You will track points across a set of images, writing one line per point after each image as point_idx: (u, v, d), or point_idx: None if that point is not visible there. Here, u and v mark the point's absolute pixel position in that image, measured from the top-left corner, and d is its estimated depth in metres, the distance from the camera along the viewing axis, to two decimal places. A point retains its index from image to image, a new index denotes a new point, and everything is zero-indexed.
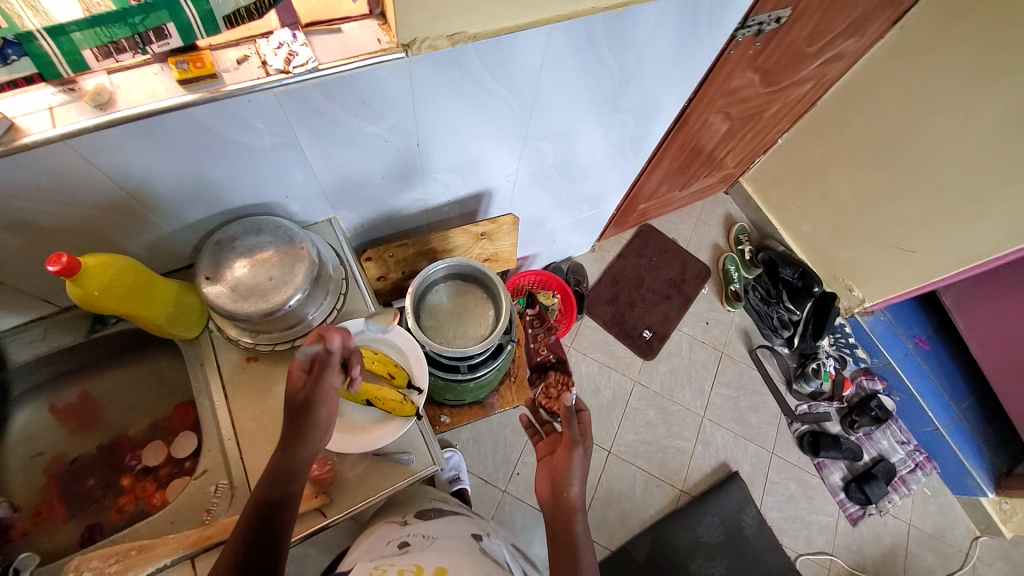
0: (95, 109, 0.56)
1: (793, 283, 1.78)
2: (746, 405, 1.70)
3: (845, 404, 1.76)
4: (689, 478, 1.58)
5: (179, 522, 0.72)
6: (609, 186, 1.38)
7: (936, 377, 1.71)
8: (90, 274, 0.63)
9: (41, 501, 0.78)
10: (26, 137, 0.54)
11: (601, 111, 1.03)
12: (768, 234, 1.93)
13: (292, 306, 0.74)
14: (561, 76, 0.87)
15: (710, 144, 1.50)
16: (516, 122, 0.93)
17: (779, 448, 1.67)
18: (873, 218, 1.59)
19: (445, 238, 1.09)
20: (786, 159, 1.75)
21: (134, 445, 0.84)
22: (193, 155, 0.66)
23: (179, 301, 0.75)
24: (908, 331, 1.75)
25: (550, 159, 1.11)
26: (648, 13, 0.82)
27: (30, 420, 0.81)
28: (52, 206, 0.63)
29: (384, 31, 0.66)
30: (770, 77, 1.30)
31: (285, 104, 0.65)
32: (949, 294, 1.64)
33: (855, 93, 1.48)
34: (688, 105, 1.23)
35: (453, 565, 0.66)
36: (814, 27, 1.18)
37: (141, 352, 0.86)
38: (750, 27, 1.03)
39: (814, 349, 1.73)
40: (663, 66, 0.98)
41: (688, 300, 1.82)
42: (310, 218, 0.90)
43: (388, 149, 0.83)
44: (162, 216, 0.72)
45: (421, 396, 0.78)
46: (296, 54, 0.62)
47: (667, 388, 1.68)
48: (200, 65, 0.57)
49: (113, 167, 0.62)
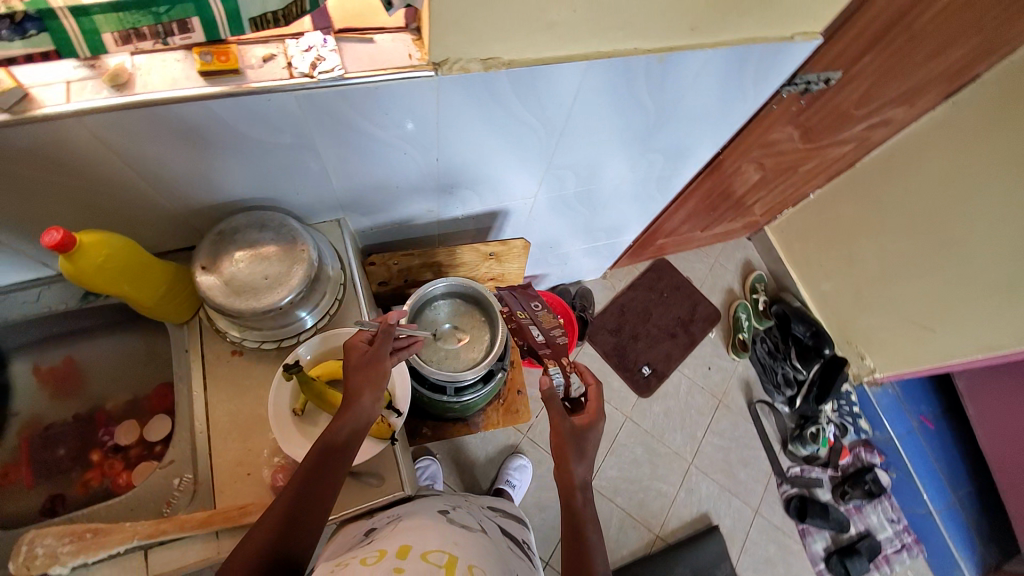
0: (111, 89, 0.56)
1: (803, 341, 1.73)
2: (736, 458, 1.65)
3: (839, 473, 1.67)
4: (666, 524, 1.54)
5: (138, 511, 0.73)
6: (628, 219, 1.36)
7: (935, 458, 1.71)
8: (84, 251, 0.63)
9: (11, 462, 0.82)
10: (39, 108, 0.55)
11: (631, 149, 1.00)
12: (785, 287, 1.88)
13: (284, 308, 0.73)
14: (595, 110, 0.84)
15: (740, 191, 1.46)
16: (543, 148, 0.90)
17: (764, 508, 1.61)
18: (895, 290, 1.54)
19: (453, 254, 1.08)
20: (814, 214, 1.69)
21: (109, 421, 0.87)
22: (207, 144, 0.65)
23: (171, 284, 0.75)
24: (915, 409, 1.75)
25: (572, 188, 1.08)
26: (694, 61, 0.80)
27: (14, 379, 0.85)
28: (59, 177, 0.64)
29: (417, 47, 0.65)
30: (811, 133, 1.25)
31: (306, 107, 0.64)
32: (962, 379, 1.66)
33: (895, 162, 1.43)
34: (723, 150, 1.19)
35: (419, 540, 0.60)
36: (865, 90, 1.13)
37: (134, 327, 0.88)
38: (796, 85, 1.00)
39: (815, 413, 1.68)
40: (703, 111, 0.95)
41: (693, 343, 1.77)
42: (316, 216, 0.88)
43: (406, 160, 0.81)
44: (167, 198, 0.72)
45: (399, 419, 0.77)
46: (324, 60, 0.61)
47: (658, 429, 1.64)
48: (224, 59, 0.58)
49: (124, 147, 0.62)
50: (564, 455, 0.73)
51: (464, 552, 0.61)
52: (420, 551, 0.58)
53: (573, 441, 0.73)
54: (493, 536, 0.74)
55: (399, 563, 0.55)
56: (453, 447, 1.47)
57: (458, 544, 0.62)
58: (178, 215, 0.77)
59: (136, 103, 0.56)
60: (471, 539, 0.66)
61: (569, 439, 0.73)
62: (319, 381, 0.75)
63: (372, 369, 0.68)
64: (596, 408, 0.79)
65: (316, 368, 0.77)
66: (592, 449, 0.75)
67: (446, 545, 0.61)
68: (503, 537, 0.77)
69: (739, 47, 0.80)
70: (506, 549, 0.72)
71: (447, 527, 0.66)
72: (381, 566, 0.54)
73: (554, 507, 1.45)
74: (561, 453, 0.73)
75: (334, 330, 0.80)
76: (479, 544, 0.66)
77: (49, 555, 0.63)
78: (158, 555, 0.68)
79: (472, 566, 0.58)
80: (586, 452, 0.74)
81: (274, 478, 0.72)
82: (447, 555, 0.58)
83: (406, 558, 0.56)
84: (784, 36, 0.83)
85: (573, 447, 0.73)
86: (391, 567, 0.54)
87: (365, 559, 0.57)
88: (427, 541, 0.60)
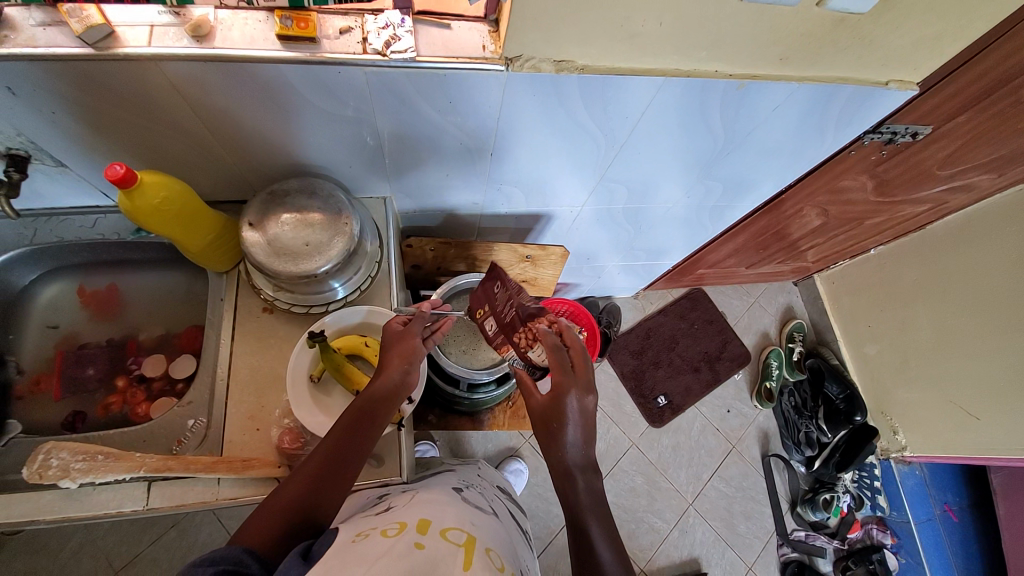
0: (192, 39, 0.58)
1: (834, 402, 1.63)
2: (739, 509, 1.58)
3: (845, 547, 1.59)
4: (653, 561, 1.48)
5: (149, 444, 0.76)
6: (673, 244, 1.31)
7: (953, 555, 1.58)
8: (145, 189, 0.65)
9: (44, 372, 0.87)
10: (121, 47, 0.57)
11: (689, 173, 0.96)
12: (826, 341, 1.78)
13: (320, 275, 0.75)
14: (660, 130, 0.81)
15: (795, 234, 1.39)
16: (598, 159, 0.88)
17: (758, 566, 1.54)
18: (944, 367, 1.44)
19: (489, 250, 1.08)
20: (870, 271, 1.59)
21: (140, 351, 0.91)
22: (271, 104, 0.66)
23: (218, 234, 0.77)
24: (940, 496, 1.63)
25: (620, 204, 1.06)
26: (775, 92, 0.75)
27: (62, 294, 0.90)
28: (130, 116, 0.66)
29: (492, 39, 0.64)
30: (886, 187, 1.18)
31: (373, 84, 0.64)
32: (998, 476, 1.55)
33: (972, 233, 1.32)
34: (787, 190, 1.13)
35: (438, 517, 0.56)
36: (953, 151, 1.04)
37: (180, 267, 0.92)
38: (881, 134, 0.94)
39: (832, 479, 1.60)
40: (774, 146, 0.90)
41: (716, 381, 1.71)
42: (362, 191, 0.89)
43: (459, 149, 0.80)
44: (226, 150, 0.74)
45: (410, 406, 0.76)
46: (398, 39, 0.60)
47: (663, 462, 1.60)
48: (303, 26, 0.58)
49: (196, 96, 0.64)
50: (543, 438, 0.67)
51: (482, 535, 0.57)
52: (439, 528, 0.54)
53: (541, 418, 0.67)
54: (505, 521, 0.71)
55: (420, 538, 0.51)
56: (453, 438, 1.47)
57: (475, 526, 0.59)
58: (235, 169, 0.79)
59: (212, 55, 0.57)
60: (487, 522, 0.63)
61: (539, 416, 0.68)
62: (339, 353, 0.76)
63: (402, 345, 0.70)
64: (561, 373, 0.68)
65: (338, 340, 0.78)
66: (572, 422, 0.66)
67: (464, 524, 0.57)
68: (514, 524, 0.74)
69: (828, 86, 0.75)
70: (517, 538, 0.69)
71: (461, 507, 0.63)
72: (401, 539, 0.50)
73: (543, 518, 1.43)
74: (543, 439, 0.68)
75: (378, 307, 0.83)
76: (493, 528, 0.62)
77: (63, 468, 0.66)
78: (159, 489, 0.70)
79: (491, 549, 0.54)
80: (564, 428, 0.66)
81: (280, 440, 0.73)
82: (466, 535, 0.54)
83: (426, 534, 0.52)
84: (877, 81, 0.77)
85: (543, 433, 0.68)
86: (412, 541, 0.50)
87: (384, 531, 0.52)
88: (446, 518, 0.57)
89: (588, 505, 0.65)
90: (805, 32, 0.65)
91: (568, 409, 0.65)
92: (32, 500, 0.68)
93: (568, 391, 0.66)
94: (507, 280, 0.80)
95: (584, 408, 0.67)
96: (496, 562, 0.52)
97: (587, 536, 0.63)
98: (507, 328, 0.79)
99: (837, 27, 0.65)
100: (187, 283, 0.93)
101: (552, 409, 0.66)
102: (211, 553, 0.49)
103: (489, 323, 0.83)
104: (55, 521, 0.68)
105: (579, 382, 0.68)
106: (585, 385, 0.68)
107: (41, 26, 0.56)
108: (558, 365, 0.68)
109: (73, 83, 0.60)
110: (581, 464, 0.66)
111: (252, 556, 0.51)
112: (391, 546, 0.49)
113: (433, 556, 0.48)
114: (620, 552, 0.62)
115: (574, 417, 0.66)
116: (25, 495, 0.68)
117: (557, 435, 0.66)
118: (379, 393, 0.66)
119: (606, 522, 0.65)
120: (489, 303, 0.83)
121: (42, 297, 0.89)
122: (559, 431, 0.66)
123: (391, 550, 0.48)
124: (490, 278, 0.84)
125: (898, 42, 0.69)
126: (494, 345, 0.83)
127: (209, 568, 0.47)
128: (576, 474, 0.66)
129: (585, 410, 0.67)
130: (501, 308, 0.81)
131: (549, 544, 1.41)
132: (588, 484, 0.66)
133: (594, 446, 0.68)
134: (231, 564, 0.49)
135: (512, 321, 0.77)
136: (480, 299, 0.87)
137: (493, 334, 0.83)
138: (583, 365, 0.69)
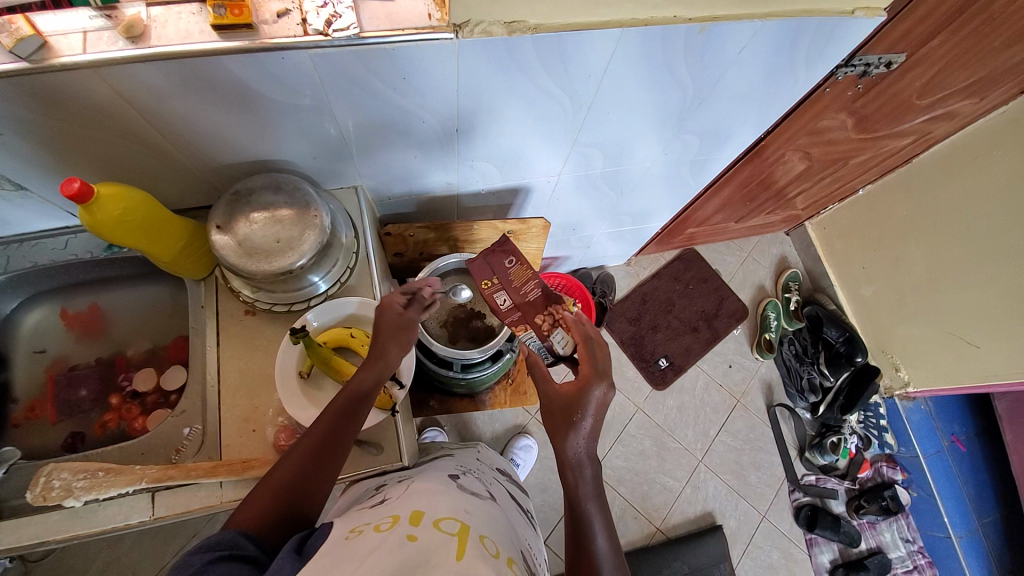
0: (127, 40, 0.56)
1: (834, 346, 1.65)
2: (748, 460, 1.60)
3: (856, 487, 1.61)
4: (668, 518, 1.51)
5: (150, 456, 0.76)
6: (657, 205, 1.30)
7: (963, 484, 1.60)
8: (103, 202, 0.64)
9: (37, 398, 0.87)
10: (56, 57, 0.55)
11: (663, 129, 0.94)
12: (822, 288, 1.78)
13: (297, 271, 0.74)
14: (626, 85, 0.79)
15: (780, 182, 1.37)
16: (568, 124, 0.86)
17: (772, 514, 1.57)
18: (941, 301, 1.43)
19: (470, 230, 1.07)
20: (860, 211, 1.58)
21: (130, 366, 0.91)
22: (221, 103, 0.64)
23: (189, 241, 0.76)
24: (947, 428, 1.64)
25: (598, 168, 1.04)
26: (740, 31, 0.72)
27: (44, 318, 0.90)
28: (80, 129, 0.65)
29: (438, 7, 0.61)
30: (866, 123, 1.15)
31: (320, 67, 0.62)
32: (1002, 401, 1.56)
33: (958, 161, 1.30)
34: (766, 135, 1.10)
35: (431, 507, 0.55)
36: (931, 78, 1.02)
37: (159, 279, 0.92)
38: (855, 66, 0.91)
39: (838, 422, 1.61)
40: (746, 91, 0.88)
41: (715, 338, 1.71)
42: (331, 183, 0.87)
43: (424, 129, 0.79)
44: (185, 155, 0.73)
45: (401, 391, 0.76)
46: (339, 16, 0.58)
47: (669, 423, 1.61)
48: (237, 13, 0.55)
49: (143, 102, 0.62)
50: (557, 429, 0.66)
51: (476, 521, 0.56)
52: (433, 518, 0.53)
53: (562, 409, 0.66)
54: (503, 503, 0.71)
55: (412, 530, 0.50)
56: (460, 421, 1.49)
57: (469, 513, 0.58)
58: (198, 173, 0.77)
59: (148, 54, 0.55)
60: (483, 508, 0.62)
61: (559, 407, 0.67)
62: (325, 347, 0.76)
63: (401, 333, 0.69)
64: (588, 365, 0.69)
65: (323, 336, 0.78)
66: (592, 414, 0.66)
67: (457, 512, 0.56)
68: (514, 505, 0.74)
69: (794, 20, 0.73)
70: (516, 518, 0.69)
71: (456, 494, 0.63)
72: (393, 533, 0.49)
73: (555, 489, 1.45)
74: (551, 428, 0.67)
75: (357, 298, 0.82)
76: (489, 513, 0.62)
77: (65, 488, 0.67)
78: (162, 499, 0.70)
79: (486, 536, 0.53)
80: (584, 420, 0.65)
81: (277, 438, 0.74)
82: (459, 523, 0.53)
83: (418, 525, 0.51)
84: (843, 10, 0.75)
85: (560, 418, 0.66)
86: (404, 533, 0.49)
87: (377, 526, 0.52)
88: (439, 508, 0.56)
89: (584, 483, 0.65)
90: None
91: (591, 400, 0.66)
92: (39, 522, 0.68)
93: (594, 384, 0.66)
94: (522, 255, 0.86)
95: (603, 400, 0.67)
96: (491, 548, 0.51)
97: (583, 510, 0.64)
98: (529, 308, 0.83)
99: None
100: (170, 294, 0.92)
101: (576, 399, 0.66)
102: (208, 539, 0.51)
103: (501, 296, 0.85)
104: (64, 540, 0.69)
105: (604, 377, 0.68)
106: (608, 378, 0.68)
107: None
108: (588, 356, 0.69)
109: (12, 100, 0.58)
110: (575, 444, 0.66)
111: (247, 539, 0.53)
112: (383, 541, 0.48)
113: (425, 547, 0.47)
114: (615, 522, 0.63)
115: (594, 409, 0.66)
116: (32, 517, 0.69)
117: (577, 426, 0.65)
118: (366, 380, 0.65)
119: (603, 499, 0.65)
120: (500, 277, 0.86)
121: (24, 323, 0.89)
122: (581, 420, 0.65)
123: (382, 544, 0.47)
124: (499, 251, 0.87)
125: None
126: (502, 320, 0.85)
127: (207, 556, 0.49)
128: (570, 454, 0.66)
129: (602, 403, 0.67)
130: (518, 285, 0.85)
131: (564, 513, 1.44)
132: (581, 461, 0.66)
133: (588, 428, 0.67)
134: (227, 550, 0.51)
135: (535, 300, 0.82)
136: (484, 271, 0.87)
137: (505, 308, 0.84)
138: (606, 361, 0.70)
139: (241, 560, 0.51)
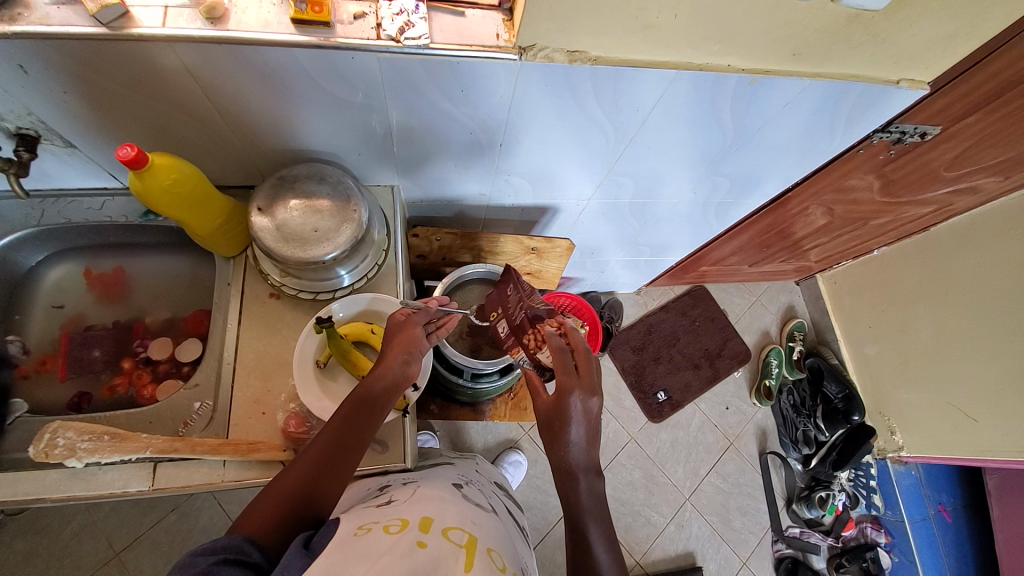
0: (206, 21, 0.58)
1: (832, 402, 1.67)
2: (734, 505, 1.60)
3: (839, 544, 1.61)
4: (649, 553, 1.50)
5: (157, 425, 0.76)
6: (677, 240, 1.32)
7: (945, 554, 1.59)
8: (154, 171, 0.65)
9: (50, 353, 0.88)
10: (135, 27, 0.56)
11: (698, 168, 0.96)
12: (826, 341, 1.79)
13: (328, 262, 0.75)
14: (671, 124, 0.81)
15: (800, 233, 1.39)
16: (608, 153, 0.88)
17: (753, 562, 1.56)
18: (945, 370, 1.44)
19: (494, 242, 1.09)
20: (873, 270, 1.60)
21: (146, 333, 0.91)
22: (282, 91, 0.66)
23: (227, 219, 0.77)
24: (935, 496, 1.64)
25: (627, 198, 1.05)
26: (788, 87, 0.75)
27: (69, 275, 0.90)
28: (143, 98, 0.66)
29: (506, 27, 0.63)
30: (892, 187, 1.18)
31: (385, 71, 0.64)
32: (993, 477, 1.55)
33: (973, 236, 1.33)
34: (793, 188, 1.13)
35: (440, 515, 0.56)
36: (961, 153, 1.04)
37: (187, 252, 0.93)
38: (890, 133, 0.94)
39: (829, 478, 1.60)
40: (783, 143, 0.90)
41: (716, 378, 1.72)
42: (369, 179, 0.89)
43: (470, 140, 0.80)
44: (237, 135, 0.75)
45: (415, 393, 0.78)
46: (412, 25, 0.60)
47: (661, 457, 1.61)
48: (317, 10, 0.58)
49: (209, 80, 0.64)
50: (548, 440, 0.68)
51: (483, 533, 0.57)
52: (442, 526, 0.53)
53: (546, 420, 0.67)
54: (503, 518, 0.71)
55: (422, 537, 0.50)
56: (454, 429, 1.48)
57: (476, 525, 0.58)
58: (245, 153, 0.79)
59: (224, 37, 0.57)
60: (487, 521, 0.62)
61: (544, 418, 0.68)
62: (347, 340, 0.77)
63: (403, 334, 0.72)
64: (563, 374, 0.67)
65: (345, 327, 0.79)
66: (576, 423, 0.65)
67: (466, 523, 0.57)
68: (513, 521, 0.74)
69: (839, 83, 0.75)
70: (515, 535, 0.69)
71: (462, 504, 0.63)
72: (403, 537, 0.49)
73: (541, 509, 1.44)
74: (547, 439, 0.68)
75: (382, 295, 0.83)
76: (494, 526, 0.62)
77: (69, 448, 0.67)
78: (164, 470, 0.70)
79: (493, 549, 0.53)
80: (567, 429, 0.65)
81: (286, 424, 0.74)
82: (467, 534, 0.54)
83: (428, 532, 0.51)
84: (888, 80, 0.77)
85: (548, 434, 0.67)
86: (414, 539, 0.49)
87: (386, 526, 0.52)
88: (447, 516, 0.56)
89: (588, 507, 0.64)
90: (819, 27, 0.65)
91: (571, 411, 0.65)
92: (37, 478, 0.68)
93: (570, 393, 0.65)
94: (519, 282, 0.85)
95: (587, 410, 0.66)
96: (497, 562, 0.51)
97: (583, 536, 0.63)
98: (518, 330, 0.81)
99: (852, 23, 0.64)
100: (195, 266, 0.93)
101: (556, 411, 0.66)
102: (211, 542, 0.48)
103: (501, 325, 0.86)
104: (61, 500, 0.68)
105: (583, 384, 0.66)
106: (589, 387, 0.66)
107: (55, 4, 0.56)
108: (563, 367, 0.68)
109: (83, 62, 0.60)
110: (583, 466, 0.66)
111: (254, 545, 0.50)
112: (394, 544, 0.48)
113: (435, 556, 0.47)
114: (615, 552, 0.63)
115: (577, 418, 0.65)
116: (31, 472, 0.68)
117: (561, 436, 0.65)
118: (379, 380, 0.67)
119: (605, 525, 0.65)
120: (502, 305, 0.88)
121: (48, 278, 0.89)
122: (565, 431, 0.65)
123: (393, 549, 0.47)
124: (505, 282, 0.89)
125: (911, 40, 0.69)
126: (506, 348, 0.86)
127: (212, 558, 0.46)
128: (577, 476, 0.66)
129: (589, 413, 0.66)
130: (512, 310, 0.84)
131: (546, 534, 1.43)
132: (589, 489, 0.65)
133: (596, 448, 0.68)
134: (232, 554, 0.48)
135: (522, 323, 0.80)
136: (495, 301, 0.91)
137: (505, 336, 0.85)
138: (586, 369, 0.68)
139: (245, 567, 0.48)
